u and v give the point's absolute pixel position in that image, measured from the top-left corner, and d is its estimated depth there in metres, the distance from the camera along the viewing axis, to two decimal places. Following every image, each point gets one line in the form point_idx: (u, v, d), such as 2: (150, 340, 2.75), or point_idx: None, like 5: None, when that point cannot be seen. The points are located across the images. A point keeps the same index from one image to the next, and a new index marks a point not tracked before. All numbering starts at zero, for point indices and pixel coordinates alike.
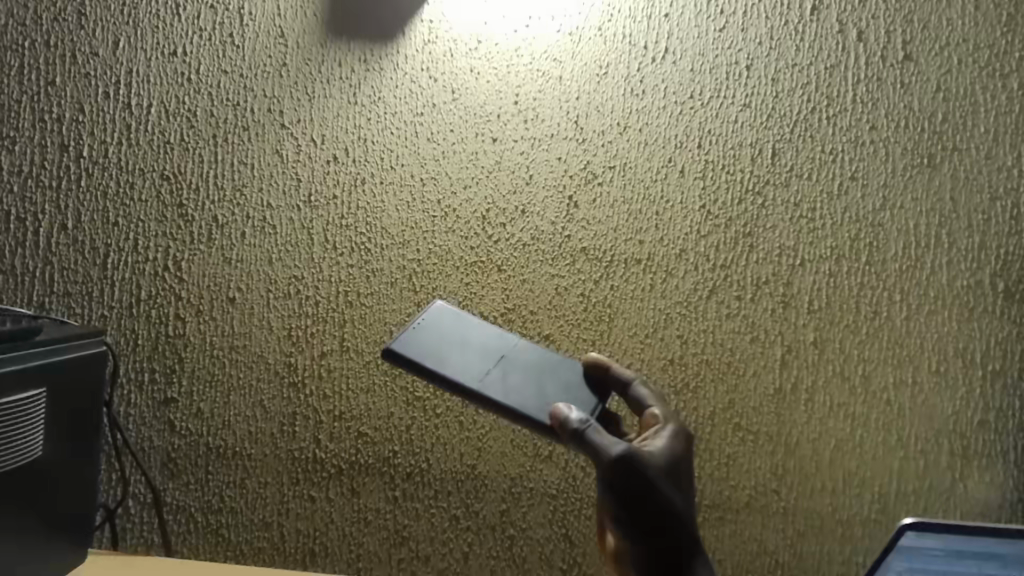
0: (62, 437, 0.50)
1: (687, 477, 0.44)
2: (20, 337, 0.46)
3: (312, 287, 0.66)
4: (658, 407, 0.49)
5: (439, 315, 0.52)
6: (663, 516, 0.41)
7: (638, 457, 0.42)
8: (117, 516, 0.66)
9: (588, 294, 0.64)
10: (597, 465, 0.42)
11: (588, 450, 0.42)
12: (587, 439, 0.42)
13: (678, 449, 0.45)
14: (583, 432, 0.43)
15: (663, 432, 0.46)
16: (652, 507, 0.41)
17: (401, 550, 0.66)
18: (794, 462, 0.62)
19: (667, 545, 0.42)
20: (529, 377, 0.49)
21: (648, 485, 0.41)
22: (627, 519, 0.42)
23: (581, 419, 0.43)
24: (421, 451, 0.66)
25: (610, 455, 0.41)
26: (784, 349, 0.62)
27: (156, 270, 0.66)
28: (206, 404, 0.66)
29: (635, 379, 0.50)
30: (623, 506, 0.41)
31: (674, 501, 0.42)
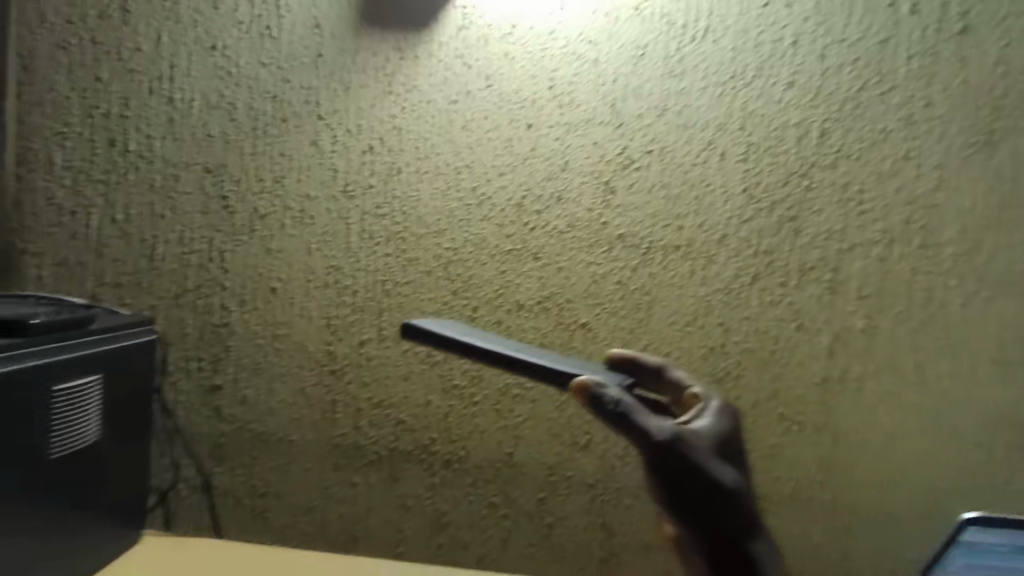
0: (118, 421, 0.52)
1: (734, 455, 0.43)
2: (75, 326, 0.47)
3: (351, 276, 0.66)
4: (697, 387, 0.48)
5: (453, 323, 0.55)
6: (719, 496, 0.39)
7: (685, 435, 0.39)
8: (169, 497, 0.69)
9: (625, 281, 0.63)
10: (646, 449, 0.38)
11: (636, 433, 0.38)
12: (632, 421, 0.38)
13: (723, 425, 0.44)
14: (624, 414, 0.38)
15: (706, 408, 0.45)
16: (707, 488, 0.39)
17: (441, 535, 0.67)
18: (841, 453, 0.60)
19: (727, 528, 0.39)
20: (543, 357, 0.50)
21: (699, 465, 0.39)
22: (683, 505, 0.39)
23: (616, 399, 0.39)
24: (459, 439, 0.67)
25: (659, 436, 0.38)
26: (830, 337, 0.60)
27: (201, 260, 0.68)
28: (251, 391, 0.68)
29: (668, 363, 0.50)
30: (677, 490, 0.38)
31: (728, 478, 0.40)
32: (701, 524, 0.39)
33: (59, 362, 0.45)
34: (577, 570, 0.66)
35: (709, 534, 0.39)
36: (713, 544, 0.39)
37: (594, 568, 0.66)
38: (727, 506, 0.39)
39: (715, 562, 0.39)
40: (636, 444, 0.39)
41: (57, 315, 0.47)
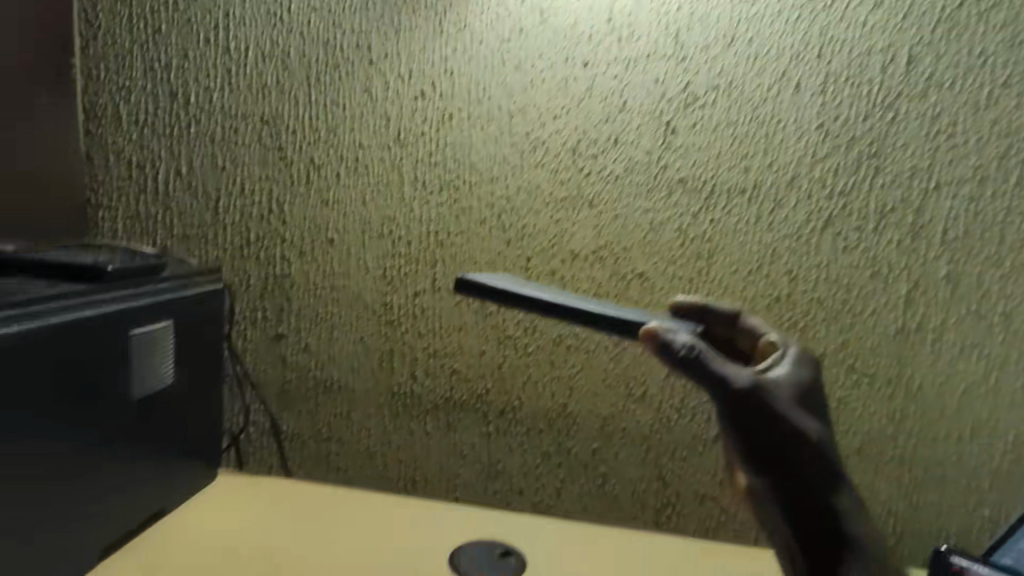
0: (193, 365, 0.55)
1: (818, 406, 0.39)
2: (149, 273, 0.50)
3: (405, 227, 0.67)
4: (773, 333, 0.44)
5: (511, 277, 0.53)
6: (801, 449, 0.35)
7: (764, 383, 0.36)
8: (241, 440, 0.73)
9: (685, 228, 0.61)
10: (720, 397, 0.35)
11: (711, 381, 0.35)
12: (707, 369, 0.35)
13: (806, 372, 0.39)
14: (699, 361, 0.35)
15: (783, 356, 0.41)
16: (788, 440, 0.35)
17: (496, 482, 0.69)
18: (914, 406, 0.60)
19: (812, 485, 0.35)
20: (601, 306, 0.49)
21: (780, 415, 0.35)
22: (760, 457, 0.36)
23: (689, 345, 0.36)
24: (513, 390, 0.67)
25: (734, 383, 0.35)
26: (909, 285, 0.58)
27: (262, 212, 0.69)
28: (313, 340, 0.70)
29: (742, 310, 0.47)
30: (754, 441, 0.35)
31: (812, 431, 0.36)
32: (782, 479, 0.35)
33: (132, 308, 0.47)
34: (630, 519, 0.67)
35: (790, 489, 0.35)
36: (797, 502, 0.35)
37: (646, 519, 0.67)
38: (812, 460, 0.36)
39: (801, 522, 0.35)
40: (710, 392, 0.36)
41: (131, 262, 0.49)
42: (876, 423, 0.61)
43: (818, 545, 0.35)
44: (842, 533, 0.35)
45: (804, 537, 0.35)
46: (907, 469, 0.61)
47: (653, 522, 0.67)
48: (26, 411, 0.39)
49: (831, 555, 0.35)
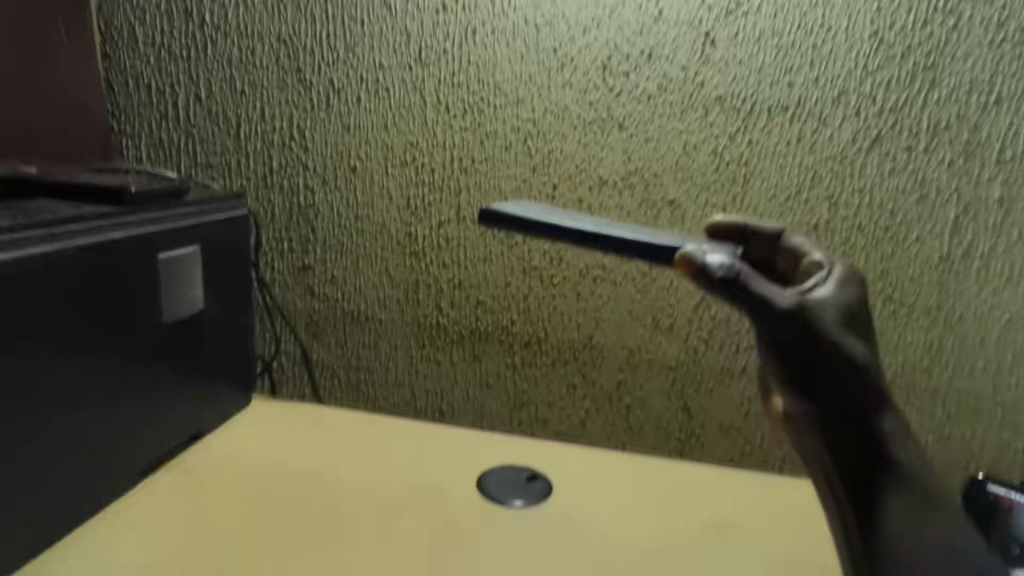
0: (223, 293, 0.56)
1: (864, 329, 0.35)
2: (169, 197, 0.50)
3: (428, 153, 0.65)
4: (819, 253, 0.41)
5: (525, 201, 0.48)
6: (848, 375, 0.32)
7: (809, 304, 0.32)
8: (274, 368, 0.75)
9: (721, 151, 0.58)
10: (760, 320, 0.31)
11: (752, 302, 0.31)
12: (750, 291, 0.31)
13: (852, 292, 0.35)
14: (740, 282, 0.31)
15: (829, 272, 0.37)
16: (832, 365, 0.31)
17: (522, 412, 0.70)
18: (953, 338, 0.59)
19: (856, 413, 0.32)
20: (632, 229, 0.44)
21: (825, 337, 0.31)
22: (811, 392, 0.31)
23: (727, 264, 0.32)
24: (538, 321, 0.67)
25: (777, 304, 0.31)
26: (959, 209, 0.56)
27: (283, 139, 0.68)
28: (340, 271, 0.70)
29: (785, 232, 0.44)
30: (794, 366, 0.31)
31: (859, 355, 0.32)
32: (825, 408, 0.31)
33: (157, 234, 0.47)
34: (653, 449, 0.68)
35: (834, 420, 0.32)
36: (839, 434, 0.32)
37: (670, 449, 0.67)
38: (857, 386, 0.32)
39: (843, 455, 0.32)
40: (749, 315, 0.31)
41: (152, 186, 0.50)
42: (911, 354, 0.60)
43: (862, 479, 0.31)
44: (887, 465, 0.32)
45: (846, 471, 0.32)
46: (940, 401, 0.60)
47: (677, 452, 0.67)
48: (58, 332, 0.40)
49: (876, 489, 0.31)
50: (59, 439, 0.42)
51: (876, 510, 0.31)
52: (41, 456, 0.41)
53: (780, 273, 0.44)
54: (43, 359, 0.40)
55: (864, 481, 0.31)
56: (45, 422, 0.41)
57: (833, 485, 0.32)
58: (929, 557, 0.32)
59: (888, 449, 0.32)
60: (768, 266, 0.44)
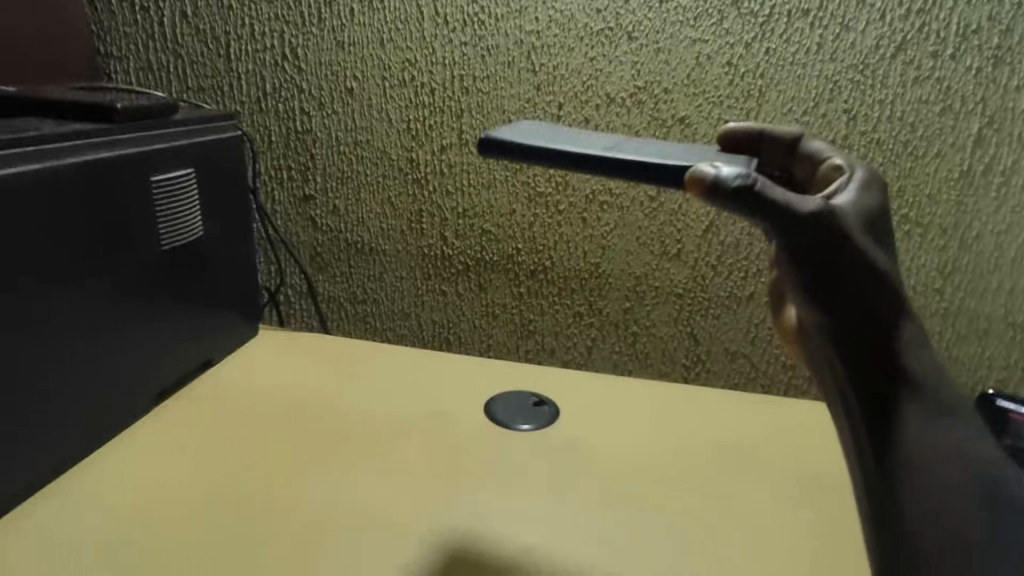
0: (218, 219, 0.56)
1: (885, 239, 0.34)
2: (157, 115, 0.50)
3: (427, 72, 0.62)
4: (837, 155, 0.39)
5: (525, 124, 0.41)
6: (869, 281, 0.30)
7: (832, 207, 0.30)
8: (279, 300, 0.74)
9: (736, 62, 0.56)
10: (777, 230, 0.29)
11: (771, 212, 0.29)
12: (768, 199, 0.28)
13: (874, 198, 0.34)
14: (756, 191, 0.28)
15: (850, 178, 0.36)
16: (853, 272, 0.30)
17: (528, 341, 0.70)
18: (968, 258, 0.57)
19: (877, 322, 0.30)
20: (648, 148, 0.38)
21: (846, 242, 0.30)
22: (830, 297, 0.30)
23: (741, 173, 0.29)
24: (545, 249, 0.66)
25: (797, 210, 0.29)
26: (983, 120, 0.54)
27: (275, 58, 0.65)
28: (341, 201, 0.69)
29: (802, 135, 0.42)
30: (812, 272, 0.30)
31: (881, 261, 0.31)
32: (842, 316, 0.30)
33: (144, 151, 0.48)
34: (660, 375, 0.68)
35: (852, 328, 0.30)
36: (857, 343, 0.30)
37: (676, 375, 0.68)
38: (878, 293, 0.30)
39: (860, 365, 0.30)
40: (767, 225, 0.29)
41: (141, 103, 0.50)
42: (924, 275, 0.58)
43: (881, 391, 0.30)
44: (907, 376, 0.30)
45: (866, 382, 0.30)
46: (950, 322, 0.59)
47: (682, 378, 0.67)
48: (58, 249, 0.41)
49: (896, 400, 0.30)
50: (56, 364, 0.42)
51: (897, 423, 0.30)
52: (42, 379, 0.42)
53: (800, 179, 0.42)
54: (41, 275, 0.41)
55: (885, 393, 0.30)
56: (43, 346, 0.41)
57: (850, 399, 0.30)
58: (956, 473, 0.30)
59: (908, 359, 0.31)
60: (788, 174, 0.43)
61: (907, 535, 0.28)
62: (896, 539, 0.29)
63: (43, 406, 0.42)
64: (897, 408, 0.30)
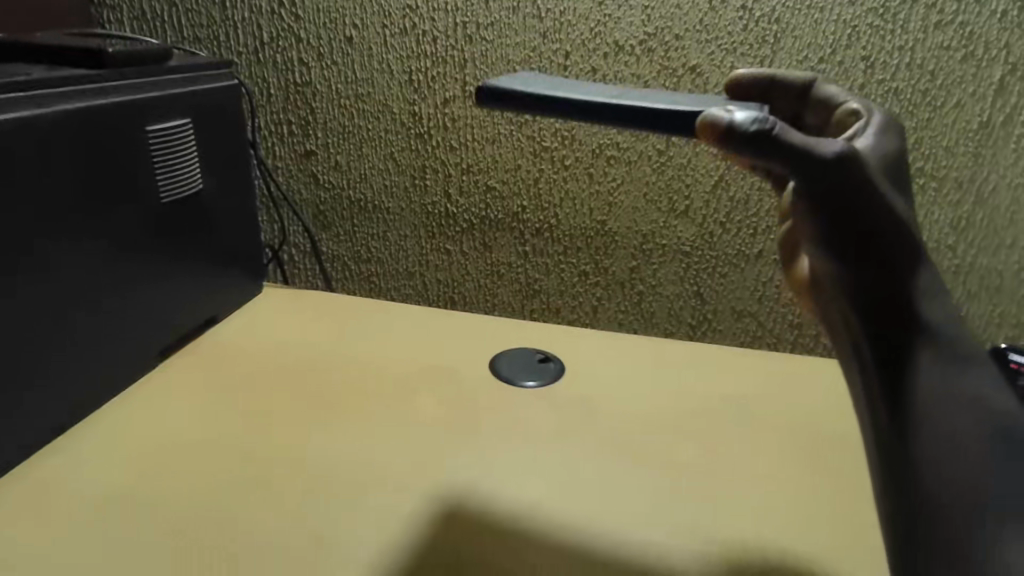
0: (217, 174, 0.55)
1: (904, 183, 0.33)
2: (152, 61, 0.49)
3: (429, 20, 0.60)
4: (854, 100, 0.38)
5: (527, 72, 0.40)
6: (889, 227, 0.29)
7: (856, 149, 0.28)
8: (283, 260, 0.74)
9: (750, 6, 0.54)
10: (797, 176, 0.28)
11: (791, 157, 0.27)
12: (786, 144, 0.27)
13: (892, 143, 0.33)
14: (773, 135, 0.26)
15: (867, 122, 0.35)
16: (873, 220, 0.28)
17: (533, 300, 0.69)
18: (983, 213, 0.56)
19: (896, 272, 0.29)
20: (654, 96, 0.36)
21: (868, 186, 0.28)
22: (848, 245, 0.29)
23: (758, 117, 0.27)
24: (550, 206, 0.65)
25: (818, 154, 0.27)
26: (1007, 68, 0.52)
27: (272, 6, 0.63)
28: (343, 157, 0.67)
29: (816, 80, 0.40)
30: (830, 220, 0.29)
31: (900, 206, 0.29)
32: (859, 266, 0.30)
33: (139, 100, 0.46)
34: (666, 334, 0.68)
35: (869, 278, 0.30)
36: (874, 294, 0.30)
37: (682, 334, 0.67)
38: (896, 240, 0.29)
39: (877, 316, 0.30)
40: (788, 170, 0.27)
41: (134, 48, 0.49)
42: (937, 231, 0.57)
43: (897, 342, 0.29)
44: (925, 326, 0.29)
45: (881, 334, 0.30)
46: (962, 279, 0.58)
47: (688, 336, 0.67)
48: (57, 203, 0.41)
49: (911, 352, 0.29)
50: (60, 320, 0.43)
51: (911, 374, 0.29)
52: (47, 335, 0.42)
53: (811, 127, 0.41)
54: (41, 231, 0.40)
55: (901, 344, 0.29)
56: (47, 303, 0.41)
57: (866, 349, 0.30)
58: (971, 419, 0.29)
59: (926, 308, 0.30)
60: (797, 121, 0.42)
61: (918, 484, 0.28)
62: (907, 489, 0.28)
63: (50, 361, 0.42)
64: (913, 360, 0.29)
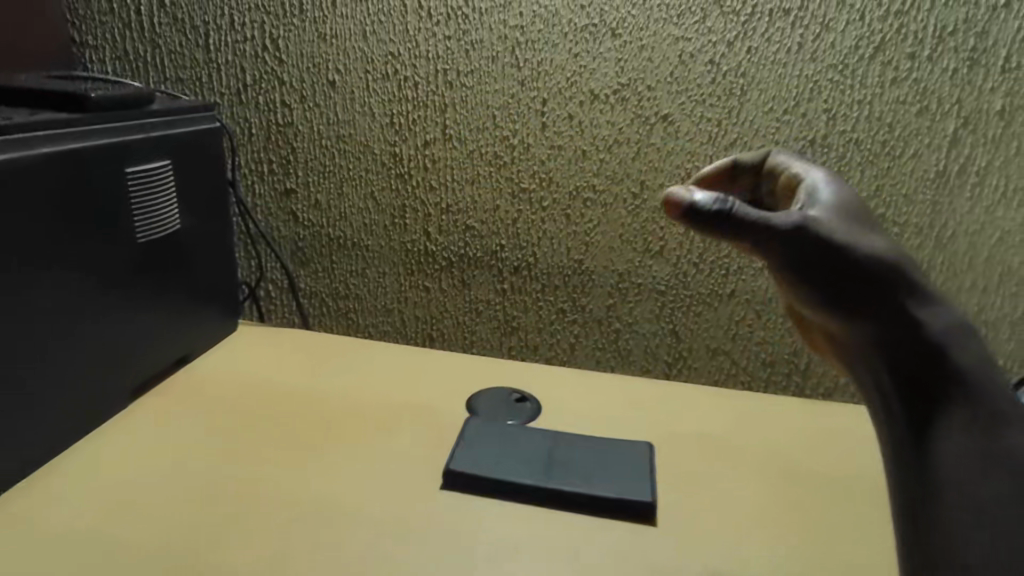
0: (196, 214, 0.55)
1: (873, 225, 0.36)
2: (134, 105, 0.49)
3: (411, 66, 0.62)
4: (800, 167, 0.40)
5: None
6: (881, 275, 0.32)
7: (809, 217, 0.32)
8: (260, 295, 0.73)
9: (718, 61, 0.56)
10: (772, 247, 0.32)
11: (750, 229, 0.31)
12: (744, 220, 0.31)
13: (849, 192, 0.37)
14: (736, 213, 0.31)
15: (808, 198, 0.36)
16: (852, 277, 0.32)
17: (511, 337, 0.70)
18: (942, 258, 0.58)
19: (900, 321, 0.31)
20: None
21: (831, 245, 0.32)
22: (837, 301, 0.32)
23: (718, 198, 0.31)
24: (528, 246, 0.66)
25: (780, 222, 0.31)
26: (958, 122, 0.55)
27: (255, 49, 0.64)
28: (324, 196, 0.68)
29: (774, 153, 0.43)
30: (814, 283, 0.32)
31: (888, 253, 0.32)
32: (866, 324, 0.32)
33: (120, 144, 0.47)
34: (642, 372, 0.68)
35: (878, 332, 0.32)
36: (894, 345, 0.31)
37: (658, 372, 0.68)
38: (900, 286, 0.32)
39: (901, 366, 0.31)
40: (751, 241, 0.31)
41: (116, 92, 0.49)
42: None
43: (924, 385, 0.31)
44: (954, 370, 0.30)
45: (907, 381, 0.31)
46: None
47: (664, 375, 0.68)
48: (33, 230, 0.41)
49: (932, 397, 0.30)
50: (25, 363, 0.41)
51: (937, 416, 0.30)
52: (6, 372, 0.40)
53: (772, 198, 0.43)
54: (16, 260, 0.40)
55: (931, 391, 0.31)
56: (14, 338, 0.40)
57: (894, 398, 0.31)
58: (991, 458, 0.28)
59: (954, 355, 0.31)
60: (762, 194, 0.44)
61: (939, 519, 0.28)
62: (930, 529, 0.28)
63: (15, 408, 0.41)
64: (946, 405, 0.30)
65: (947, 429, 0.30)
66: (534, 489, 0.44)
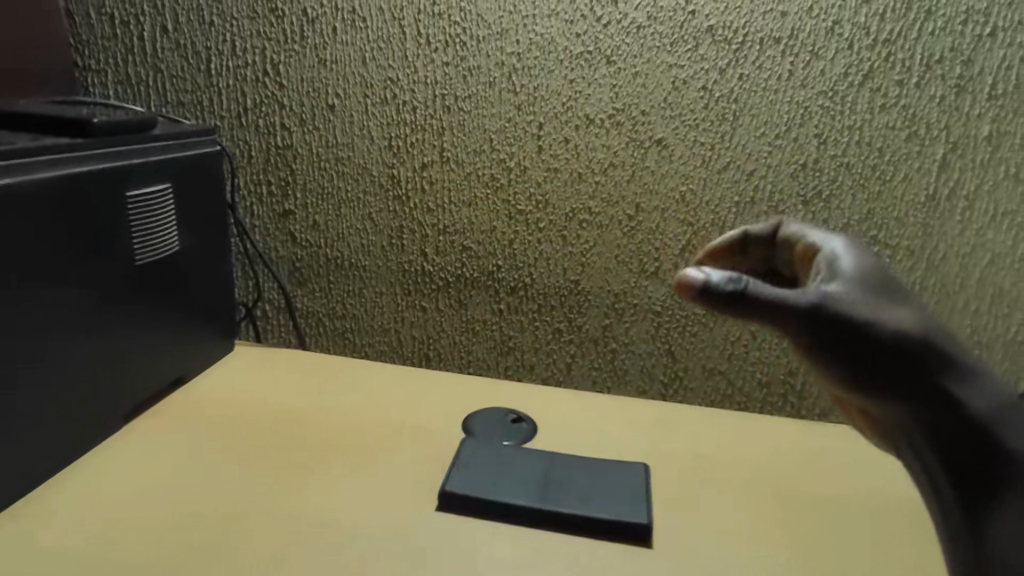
0: (195, 235, 0.56)
1: (902, 292, 0.33)
2: (136, 130, 0.50)
3: (409, 90, 0.63)
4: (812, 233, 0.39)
5: None
6: (919, 355, 0.30)
7: (830, 295, 0.30)
8: (257, 315, 0.74)
9: (710, 87, 0.58)
10: (788, 329, 0.29)
11: (769, 311, 0.29)
12: (761, 301, 0.28)
13: (868, 258, 0.34)
14: (749, 291, 0.29)
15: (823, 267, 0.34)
16: (888, 360, 0.29)
17: (508, 358, 0.70)
18: (935, 279, 0.59)
19: (939, 397, 0.30)
20: None
21: (861, 325, 0.29)
22: (874, 386, 0.30)
23: (732, 276, 0.29)
24: (524, 266, 0.66)
25: (798, 301, 0.29)
26: (947, 147, 0.56)
27: (256, 74, 0.65)
28: (322, 216, 0.68)
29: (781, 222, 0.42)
30: (848, 370, 0.30)
31: (920, 326, 0.31)
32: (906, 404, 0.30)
33: (122, 168, 0.47)
34: (639, 393, 0.68)
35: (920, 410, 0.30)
36: (935, 428, 0.30)
37: (654, 393, 0.68)
38: (938, 364, 0.30)
39: (945, 449, 0.30)
40: (769, 323, 0.29)
41: (119, 117, 0.50)
42: None
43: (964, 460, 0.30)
44: (1000, 452, 0.30)
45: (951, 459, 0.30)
46: None
47: (660, 395, 0.68)
48: (31, 253, 0.41)
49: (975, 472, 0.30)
50: (25, 363, 0.41)
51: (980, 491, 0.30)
52: (5, 371, 0.40)
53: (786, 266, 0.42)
54: (13, 271, 0.40)
55: (977, 469, 0.30)
56: (13, 341, 0.40)
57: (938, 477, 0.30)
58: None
59: (994, 427, 0.30)
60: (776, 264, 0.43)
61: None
62: None
63: (8, 407, 0.41)
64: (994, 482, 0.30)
65: (1003, 518, 0.29)
66: (527, 510, 0.44)
